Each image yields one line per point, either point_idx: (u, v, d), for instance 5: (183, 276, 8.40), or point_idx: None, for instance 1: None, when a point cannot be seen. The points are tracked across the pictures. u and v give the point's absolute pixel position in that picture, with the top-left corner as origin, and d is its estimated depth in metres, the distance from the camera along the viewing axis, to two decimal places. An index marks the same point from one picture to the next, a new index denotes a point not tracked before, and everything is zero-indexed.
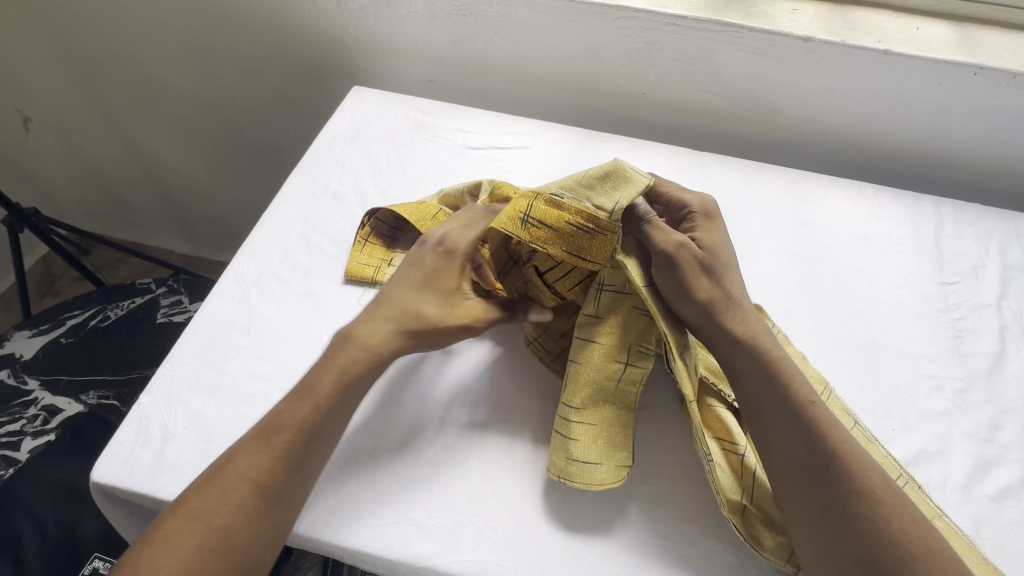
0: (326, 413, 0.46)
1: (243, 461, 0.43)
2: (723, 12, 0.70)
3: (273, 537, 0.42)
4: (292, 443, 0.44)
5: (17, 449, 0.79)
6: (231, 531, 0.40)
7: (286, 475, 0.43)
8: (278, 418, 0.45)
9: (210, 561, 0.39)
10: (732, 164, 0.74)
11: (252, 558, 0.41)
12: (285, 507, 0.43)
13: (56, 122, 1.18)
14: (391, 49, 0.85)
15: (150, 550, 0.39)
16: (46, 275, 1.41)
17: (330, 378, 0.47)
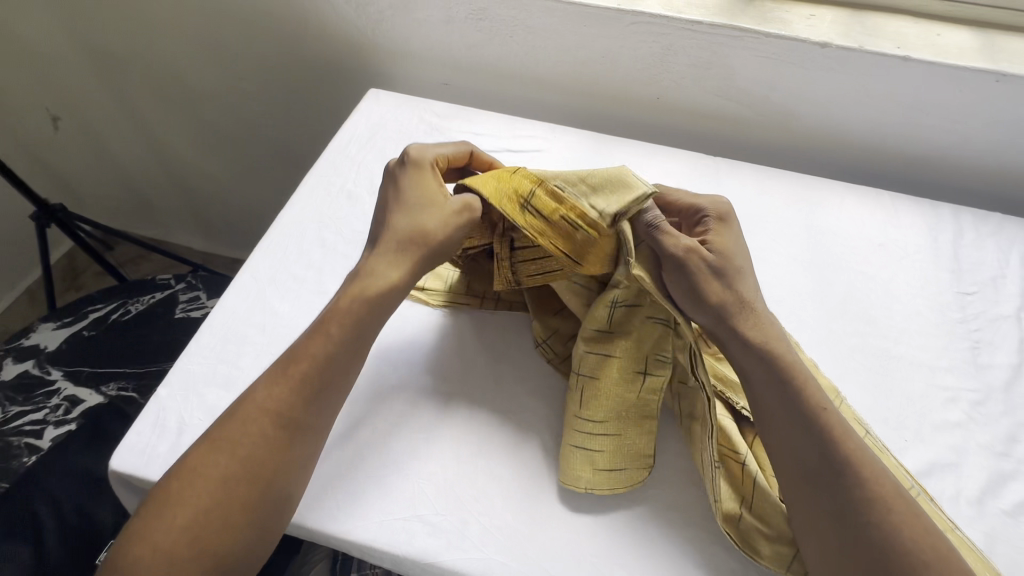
0: (338, 343, 0.48)
1: (264, 394, 0.46)
2: (739, 18, 0.70)
3: (293, 463, 0.45)
4: (308, 371, 0.47)
5: (39, 437, 0.83)
6: (254, 458, 0.44)
7: (304, 407, 0.46)
8: (297, 351, 0.48)
9: (236, 485, 0.43)
10: (745, 169, 0.73)
11: (277, 486, 0.44)
12: (303, 436, 0.46)
13: (83, 121, 1.22)
14: (407, 53, 0.86)
15: (183, 478, 0.43)
16: (71, 269, 1.45)
17: (343, 306, 0.50)
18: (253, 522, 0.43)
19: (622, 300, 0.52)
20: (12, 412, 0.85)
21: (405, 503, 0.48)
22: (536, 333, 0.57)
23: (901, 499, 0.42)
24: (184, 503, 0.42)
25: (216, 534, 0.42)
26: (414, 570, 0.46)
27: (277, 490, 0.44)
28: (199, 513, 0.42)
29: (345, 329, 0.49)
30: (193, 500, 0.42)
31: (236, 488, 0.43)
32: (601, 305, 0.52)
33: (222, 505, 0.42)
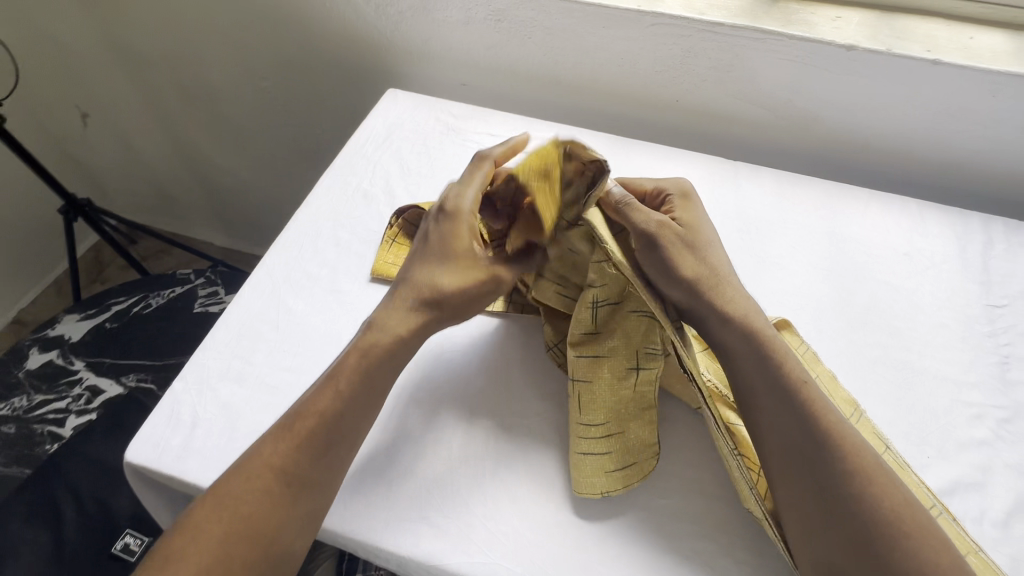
0: (346, 401, 0.47)
1: (268, 450, 0.45)
2: (761, 20, 0.69)
3: (297, 522, 0.44)
4: (314, 429, 0.46)
5: (62, 425, 0.86)
6: (256, 516, 0.43)
7: (309, 464, 0.45)
8: (305, 403, 0.47)
9: (236, 546, 0.42)
10: (765, 174, 0.72)
11: (281, 544, 0.43)
12: (307, 495, 0.44)
13: (111, 118, 1.25)
14: (426, 53, 0.86)
15: (182, 536, 0.42)
16: (96, 262, 1.49)
17: (351, 362, 0.48)
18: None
19: (604, 298, 0.52)
20: (37, 400, 0.88)
21: (407, 499, 0.48)
22: (548, 336, 0.57)
23: (892, 486, 0.42)
24: (181, 563, 0.41)
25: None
26: (419, 572, 0.46)
27: (278, 551, 0.43)
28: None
29: (352, 385, 0.48)
30: (190, 562, 0.41)
31: (235, 548, 0.42)
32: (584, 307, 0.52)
33: (221, 567, 0.41)
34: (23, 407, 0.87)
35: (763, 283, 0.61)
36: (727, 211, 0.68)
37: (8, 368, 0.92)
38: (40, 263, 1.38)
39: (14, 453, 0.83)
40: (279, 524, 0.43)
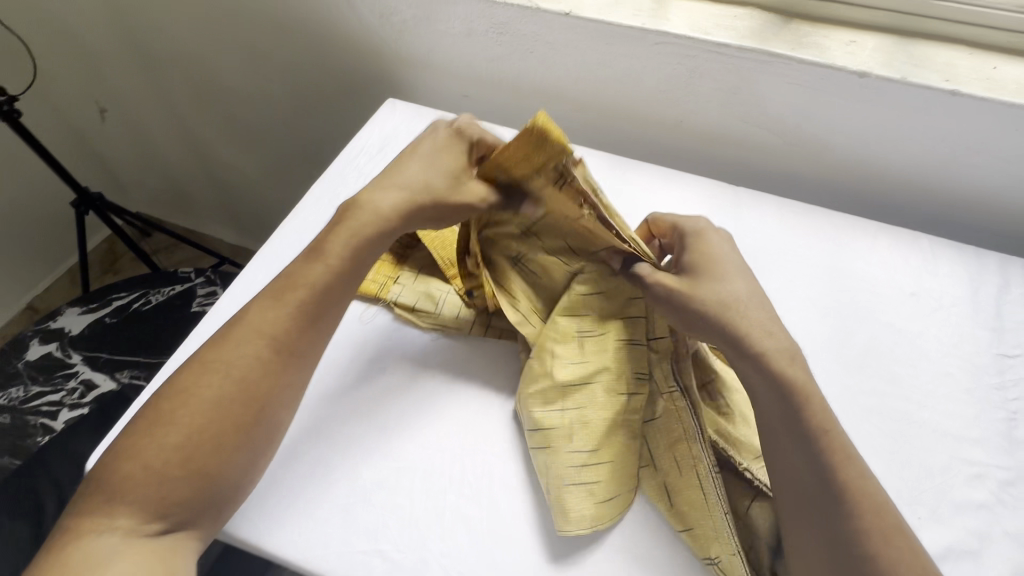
0: (334, 273, 0.51)
1: (256, 320, 0.49)
2: (770, 42, 0.66)
3: (285, 389, 0.48)
4: (305, 300, 0.50)
5: (54, 418, 0.87)
6: (247, 380, 0.47)
7: (298, 334, 0.49)
8: (293, 279, 0.51)
9: (231, 407, 0.45)
10: (768, 202, 0.69)
11: (270, 409, 0.47)
12: (296, 364, 0.49)
13: (127, 113, 1.27)
14: (429, 63, 0.85)
15: (177, 400, 0.45)
16: (109, 253, 1.52)
17: (342, 240, 0.52)
18: (243, 446, 0.46)
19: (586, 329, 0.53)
20: (33, 391, 0.90)
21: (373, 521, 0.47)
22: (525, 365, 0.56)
23: (897, 523, 0.41)
24: (177, 424, 0.44)
25: (209, 456, 0.44)
26: None
27: (270, 416, 0.47)
28: (195, 432, 0.44)
29: (342, 260, 0.51)
30: (188, 420, 0.45)
31: (229, 409, 0.45)
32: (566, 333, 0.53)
33: (214, 428, 0.45)
34: (19, 398, 0.89)
35: None
36: None
37: (8, 358, 0.93)
38: (54, 253, 1.41)
39: (6, 444, 0.85)
40: (269, 391, 0.47)
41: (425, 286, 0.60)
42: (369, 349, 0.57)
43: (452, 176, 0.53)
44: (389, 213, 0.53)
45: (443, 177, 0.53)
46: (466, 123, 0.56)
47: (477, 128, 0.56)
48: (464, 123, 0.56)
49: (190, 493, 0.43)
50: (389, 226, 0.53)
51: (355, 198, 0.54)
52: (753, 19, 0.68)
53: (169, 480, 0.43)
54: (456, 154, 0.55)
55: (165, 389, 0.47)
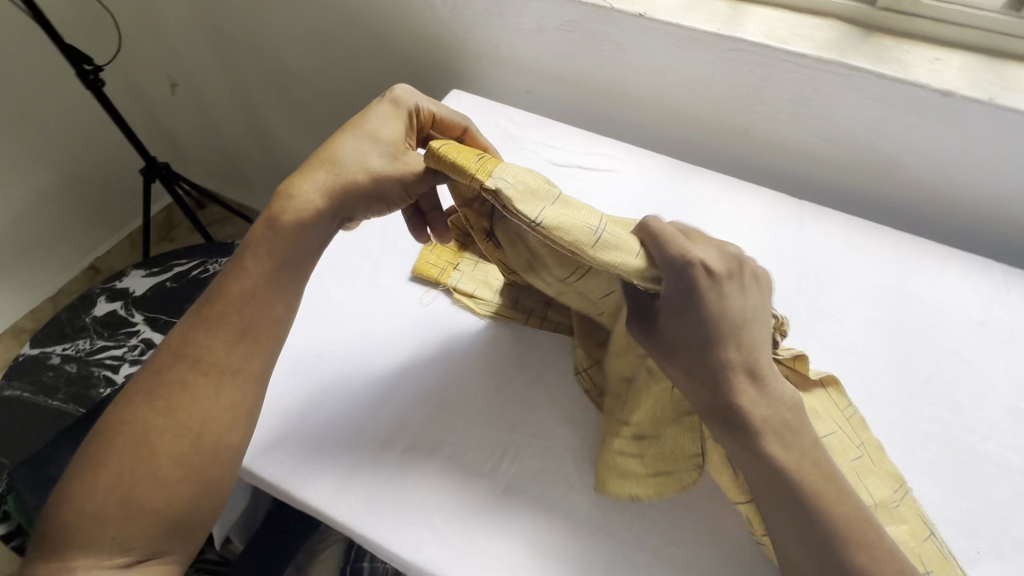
0: (256, 280, 0.49)
1: (177, 343, 0.47)
2: (850, 55, 0.64)
3: (218, 403, 0.45)
4: (230, 312, 0.48)
5: (117, 371, 0.92)
6: (172, 406, 0.44)
7: (227, 351, 0.47)
8: (214, 294, 0.48)
9: (159, 436, 0.43)
10: (832, 217, 0.68)
11: (207, 427, 0.44)
12: (230, 378, 0.46)
13: (195, 89, 1.33)
14: (495, 57, 0.86)
15: (101, 440, 0.43)
16: (167, 221, 1.59)
17: (263, 248, 0.50)
18: (190, 472, 0.43)
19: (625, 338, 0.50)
20: (98, 344, 0.95)
21: (396, 500, 0.49)
22: (578, 359, 0.55)
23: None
24: (104, 467, 0.42)
25: (150, 487, 0.42)
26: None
27: (214, 437, 0.45)
28: (127, 467, 0.42)
29: (267, 266, 0.49)
30: (118, 457, 0.42)
31: (158, 439, 0.43)
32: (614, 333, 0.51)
33: (148, 462, 0.42)
34: (85, 349, 0.95)
35: (814, 334, 0.58)
36: (785, 253, 0.65)
37: (77, 312, 0.99)
38: (118, 217, 1.49)
39: (72, 391, 0.90)
40: (202, 412, 0.44)
41: (484, 275, 0.61)
42: (427, 331, 0.59)
43: (387, 144, 0.52)
44: (313, 205, 0.50)
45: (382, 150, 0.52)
46: (399, 94, 0.55)
47: (411, 96, 0.56)
48: (398, 93, 0.56)
49: (139, 531, 0.41)
50: (316, 223, 0.51)
51: (273, 196, 0.51)
52: (833, 30, 0.67)
53: (110, 523, 0.41)
54: (391, 124, 0.54)
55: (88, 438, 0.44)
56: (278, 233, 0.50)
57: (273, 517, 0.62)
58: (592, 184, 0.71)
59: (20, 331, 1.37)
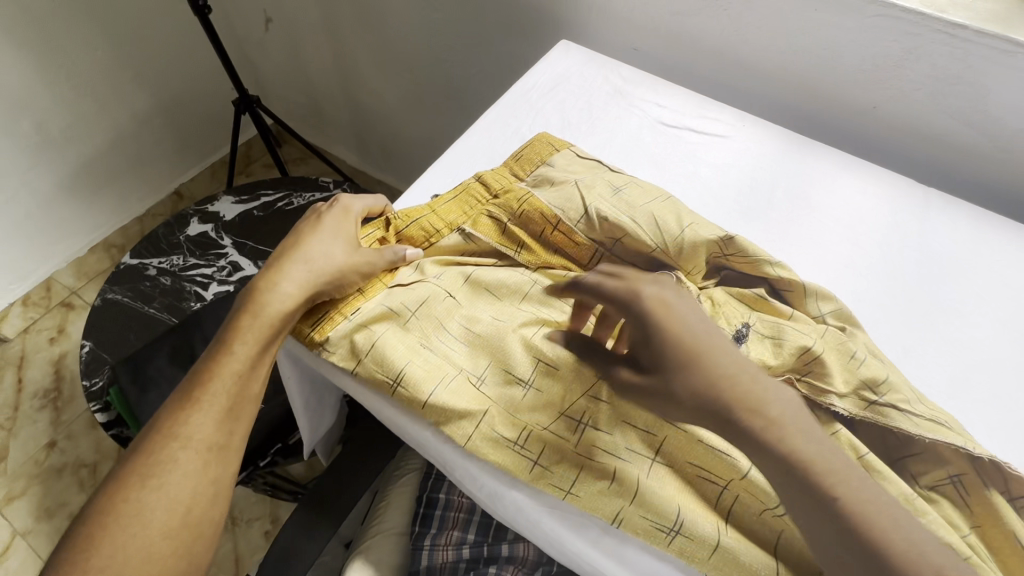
0: (243, 362, 0.50)
1: (167, 423, 0.47)
2: (1017, 29, 0.59)
3: (209, 479, 0.46)
4: (219, 390, 0.49)
5: (206, 289, 0.98)
6: (164, 485, 0.45)
7: (215, 429, 0.47)
8: (202, 377, 0.49)
9: (154, 514, 0.44)
10: (963, 208, 0.63)
11: (196, 503, 0.46)
12: (216, 453, 0.47)
13: (289, 26, 1.35)
14: (605, 10, 0.82)
15: (96, 521, 0.44)
16: (247, 156, 1.65)
17: (253, 332, 0.50)
18: (181, 549, 0.45)
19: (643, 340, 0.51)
20: (190, 262, 1.01)
21: None
22: None
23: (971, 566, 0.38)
24: (98, 548, 0.43)
25: (143, 563, 0.43)
26: (507, 506, 0.47)
27: (200, 513, 0.46)
28: (122, 544, 0.43)
29: (251, 351, 0.50)
30: (113, 537, 0.43)
31: (152, 518, 0.44)
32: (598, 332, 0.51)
33: (140, 543, 0.43)
34: (178, 265, 1.00)
35: (936, 327, 0.54)
36: (908, 241, 0.61)
37: (173, 229, 1.04)
38: (204, 148, 1.55)
39: (165, 302, 0.96)
40: (189, 491, 0.45)
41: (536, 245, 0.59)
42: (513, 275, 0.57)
43: (349, 240, 0.55)
44: (291, 296, 0.51)
45: (341, 248, 0.54)
46: (348, 201, 0.59)
47: (360, 201, 0.60)
48: (347, 202, 0.59)
49: None
50: (298, 317, 0.52)
51: (251, 289, 0.53)
52: (999, 2, 0.61)
53: None
54: (343, 225, 0.56)
55: (84, 516, 0.45)
56: (265, 321, 0.51)
57: (355, 440, 0.64)
58: (704, 148, 0.68)
59: (110, 246, 1.45)
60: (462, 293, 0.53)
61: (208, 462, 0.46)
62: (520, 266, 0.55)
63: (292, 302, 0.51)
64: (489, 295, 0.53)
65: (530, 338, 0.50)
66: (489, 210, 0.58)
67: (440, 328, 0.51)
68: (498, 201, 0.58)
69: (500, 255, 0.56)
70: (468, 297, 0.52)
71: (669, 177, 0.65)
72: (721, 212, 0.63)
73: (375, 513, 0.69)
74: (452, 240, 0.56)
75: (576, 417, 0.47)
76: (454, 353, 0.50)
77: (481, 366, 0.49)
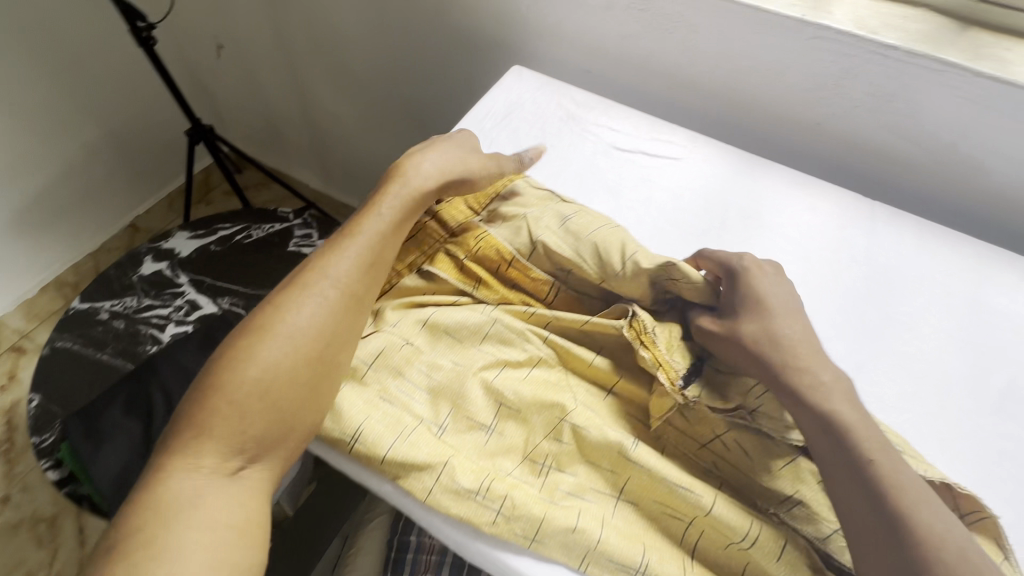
0: (383, 229, 0.54)
1: (321, 262, 0.51)
2: (945, 49, 0.61)
3: (348, 322, 0.49)
4: (363, 245, 0.52)
5: (162, 331, 0.94)
6: (315, 314, 0.48)
7: (359, 279, 0.51)
8: (350, 231, 0.53)
9: (303, 340, 0.47)
10: (906, 220, 0.65)
11: (338, 341, 0.48)
12: (355, 303, 0.50)
13: (242, 52, 1.32)
14: (556, 34, 0.83)
15: (253, 333, 0.46)
16: (205, 184, 1.60)
17: (395, 205, 0.55)
18: (310, 384, 0.46)
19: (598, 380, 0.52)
20: (145, 303, 0.97)
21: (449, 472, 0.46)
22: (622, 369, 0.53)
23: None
24: (253, 356, 0.45)
25: (288, 382, 0.45)
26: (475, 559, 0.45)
27: (330, 355, 0.48)
28: (274, 360, 0.45)
29: (391, 218, 0.55)
30: (269, 347, 0.46)
31: (302, 342, 0.47)
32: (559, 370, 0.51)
33: (289, 361, 0.46)
34: (132, 307, 0.96)
35: (886, 342, 0.56)
36: (856, 256, 0.62)
37: (125, 269, 1.01)
38: (158, 178, 1.50)
39: (119, 347, 0.92)
40: (325, 330, 0.48)
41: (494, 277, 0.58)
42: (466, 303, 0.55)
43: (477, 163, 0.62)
44: (428, 182, 0.58)
45: (471, 163, 0.61)
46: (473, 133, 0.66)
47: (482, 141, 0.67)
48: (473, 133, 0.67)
49: (269, 430, 0.44)
50: (428, 200, 0.58)
51: (394, 171, 0.58)
52: (927, 21, 0.64)
53: (249, 411, 0.44)
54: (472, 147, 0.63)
55: (241, 330, 0.47)
56: (408, 193, 0.56)
57: None
58: (659, 171, 0.69)
59: (62, 284, 1.39)
60: (421, 338, 0.52)
61: (351, 305, 0.50)
62: (481, 303, 0.55)
63: (425, 188, 0.57)
64: (449, 335, 0.52)
65: (490, 381, 0.50)
66: (445, 249, 0.57)
67: (402, 375, 0.50)
68: (454, 240, 0.57)
69: (459, 293, 0.55)
70: (428, 343, 0.52)
71: (625, 202, 0.66)
72: (676, 236, 0.63)
73: (346, 560, 0.69)
74: (413, 280, 0.56)
75: (539, 461, 0.47)
76: (416, 403, 0.49)
77: (442, 415, 0.49)
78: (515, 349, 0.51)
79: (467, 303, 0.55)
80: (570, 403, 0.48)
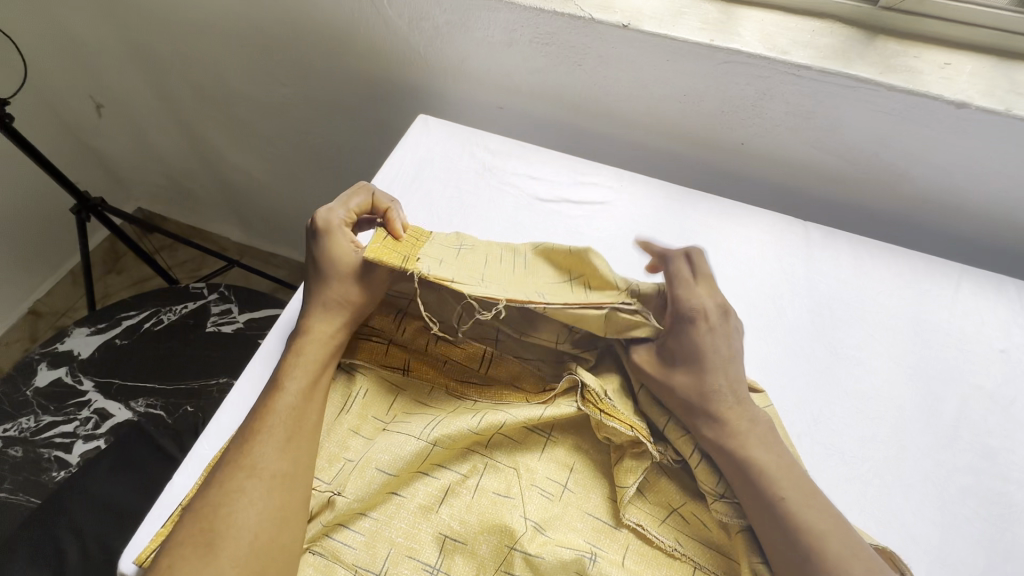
0: (297, 400, 0.47)
1: (232, 454, 0.45)
2: (855, 63, 0.59)
3: (275, 508, 0.43)
4: (274, 421, 0.46)
5: (69, 451, 0.83)
6: (229, 514, 0.41)
7: (281, 457, 0.44)
8: (262, 408, 0.47)
9: (223, 543, 0.40)
10: (840, 239, 0.64)
11: (265, 530, 0.42)
12: (281, 482, 0.44)
13: (124, 110, 1.19)
14: (462, 73, 0.77)
15: (168, 556, 0.40)
16: (111, 253, 1.45)
17: (302, 373, 0.49)
18: None
19: (551, 488, 0.47)
20: (44, 421, 0.86)
21: None
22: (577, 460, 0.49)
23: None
24: None
25: None
26: None
27: (272, 544, 0.41)
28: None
29: (303, 382, 0.48)
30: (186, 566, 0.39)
31: (221, 547, 0.40)
32: (507, 484, 0.47)
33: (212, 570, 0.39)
34: (30, 429, 0.85)
35: (839, 383, 0.54)
36: (798, 287, 0.60)
37: (17, 384, 0.89)
38: (54, 256, 1.35)
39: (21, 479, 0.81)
40: (260, 522, 0.42)
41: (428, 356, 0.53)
42: (393, 419, 0.50)
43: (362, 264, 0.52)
44: (330, 333, 0.51)
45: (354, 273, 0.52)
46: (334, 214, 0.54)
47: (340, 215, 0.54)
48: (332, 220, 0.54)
49: None
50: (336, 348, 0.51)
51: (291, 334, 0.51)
52: (834, 34, 0.62)
53: None
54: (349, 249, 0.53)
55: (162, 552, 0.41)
56: (309, 354, 0.50)
57: None
58: (587, 220, 0.65)
59: None
60: (349, 482, 0.46)
61: (275, 487, 0.43)
62: (414, 415, 0.50)
63: (326, 337, 0.51)
64: (375, 469, 0.46)
65: (435, 517, 0.46)
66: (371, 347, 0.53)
67: (334, 526, 0.45)
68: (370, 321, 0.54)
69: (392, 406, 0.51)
70: (357, 489, 0.46)
71: None
72: None
73: None
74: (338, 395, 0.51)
75: None
76: (349, 550, 0.45)
77: (380, 559, 0.44)
78: (456, 467, 0.48)
79: (396, 423, 0.49)
80: (519, 525, 0.45)
